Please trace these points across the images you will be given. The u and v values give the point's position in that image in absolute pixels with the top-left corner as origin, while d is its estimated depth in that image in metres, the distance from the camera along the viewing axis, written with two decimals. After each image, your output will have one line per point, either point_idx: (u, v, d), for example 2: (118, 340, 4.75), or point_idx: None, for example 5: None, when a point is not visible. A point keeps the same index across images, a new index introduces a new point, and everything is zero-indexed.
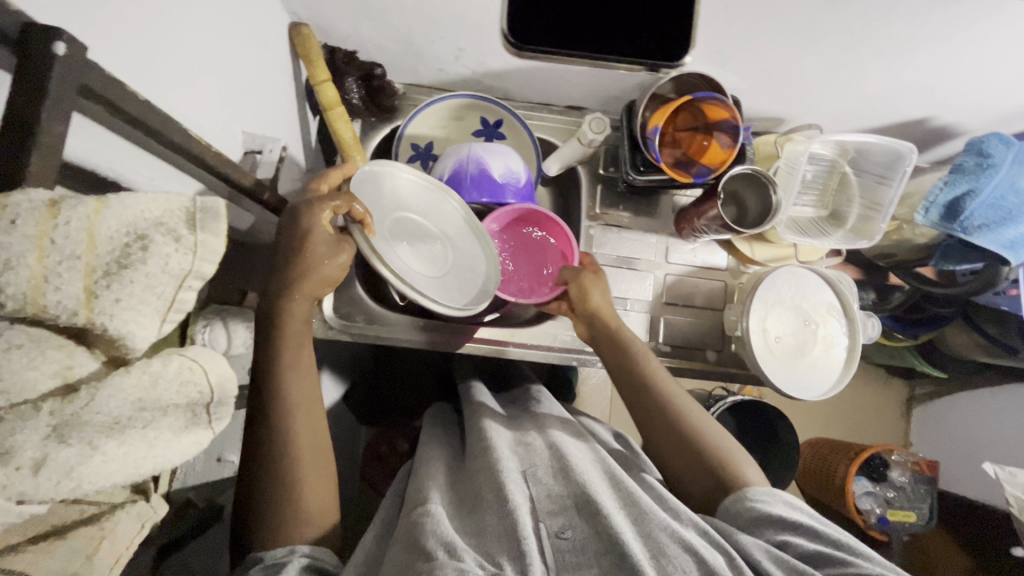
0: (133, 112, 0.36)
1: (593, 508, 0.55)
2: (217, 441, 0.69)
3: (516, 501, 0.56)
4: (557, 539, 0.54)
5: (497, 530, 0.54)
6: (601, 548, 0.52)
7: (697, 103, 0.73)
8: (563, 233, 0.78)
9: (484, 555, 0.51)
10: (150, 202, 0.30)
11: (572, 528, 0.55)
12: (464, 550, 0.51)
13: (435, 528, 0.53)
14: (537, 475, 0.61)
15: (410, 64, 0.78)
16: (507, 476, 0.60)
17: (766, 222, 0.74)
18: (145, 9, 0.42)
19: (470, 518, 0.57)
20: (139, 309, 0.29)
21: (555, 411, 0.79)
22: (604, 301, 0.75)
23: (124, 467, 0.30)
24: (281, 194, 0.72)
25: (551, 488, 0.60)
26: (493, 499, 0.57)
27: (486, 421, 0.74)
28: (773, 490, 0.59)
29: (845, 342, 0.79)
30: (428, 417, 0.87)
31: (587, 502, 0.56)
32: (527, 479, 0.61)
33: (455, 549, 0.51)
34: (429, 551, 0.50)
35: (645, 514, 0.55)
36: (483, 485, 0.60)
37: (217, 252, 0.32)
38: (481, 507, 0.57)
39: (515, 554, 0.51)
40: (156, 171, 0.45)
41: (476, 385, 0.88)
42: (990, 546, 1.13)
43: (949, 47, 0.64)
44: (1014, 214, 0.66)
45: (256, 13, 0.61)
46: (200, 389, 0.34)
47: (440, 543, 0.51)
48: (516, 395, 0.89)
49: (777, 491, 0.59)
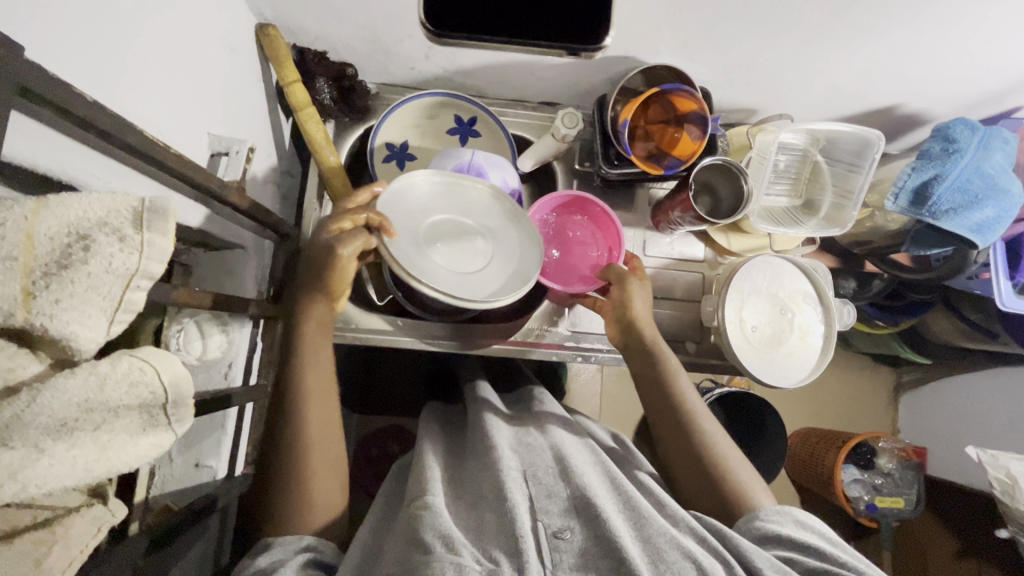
0: (80, 114, 0.36)
1: (591, 511, 0.56)
2: (197, 447, 0.69)
3: (515, 499, 0.56)
4: (557, 539, 0.54)
5: (496, 529, 0.54)
6: (599, 552, 0.53)
7: (666, 95, 0.73)
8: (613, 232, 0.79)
9: (482, 551, 0.52)
10: (93, 202, 0.30)
11: (571, 530, 0.56)
12: (462, 544, 0.52)
13: (434, 521, 0.54)
14: (537, 475, 0.61)
15: (381, 63, 0.77)
16: (506, 473, 0.60)
17: (737, 214, 0.75)
18: (93, 10, 0.41)
19: (473, 511, 0.58)
20: (83, 309, 0.29)
21: (553, 409, 0.80)
22: (643, 307, 0.74)
23: (75, 470, 0.30)
24: (253, 196, 0.72)
25: (550, 488, 0.60)
26: (493, 497, 0.58)
27: (485, 415, 0.74)
28: (783, 509, 0.60)
29: (821, 329, 0.80)
30: (428, 412, 0.87)
31: (587, 506, 0.56)
32: (525, 477, 0.61)
33: (452, 542, 0.51)
34: (428, 544, 0.51)
35: (644, 519, 0.56)
36: (483, 483, 0.60)
37: (166, 252, 0.32)
38: (481, 505, 0.58)
39: (512, 551, 0.51)
40: (114, 175, 0.45)
41: (482, 385, 0.86)
42: (975, 529, 1.14)
43: (912, 33, 0.65)
44: (981, 197, 0.67)
45: (220, 16, 0.60)
46: (152, 389, 0.34)
47: (437, 535, 0.52)
48: (521, 397, 0.89)
49: (788, 509, 0.60)
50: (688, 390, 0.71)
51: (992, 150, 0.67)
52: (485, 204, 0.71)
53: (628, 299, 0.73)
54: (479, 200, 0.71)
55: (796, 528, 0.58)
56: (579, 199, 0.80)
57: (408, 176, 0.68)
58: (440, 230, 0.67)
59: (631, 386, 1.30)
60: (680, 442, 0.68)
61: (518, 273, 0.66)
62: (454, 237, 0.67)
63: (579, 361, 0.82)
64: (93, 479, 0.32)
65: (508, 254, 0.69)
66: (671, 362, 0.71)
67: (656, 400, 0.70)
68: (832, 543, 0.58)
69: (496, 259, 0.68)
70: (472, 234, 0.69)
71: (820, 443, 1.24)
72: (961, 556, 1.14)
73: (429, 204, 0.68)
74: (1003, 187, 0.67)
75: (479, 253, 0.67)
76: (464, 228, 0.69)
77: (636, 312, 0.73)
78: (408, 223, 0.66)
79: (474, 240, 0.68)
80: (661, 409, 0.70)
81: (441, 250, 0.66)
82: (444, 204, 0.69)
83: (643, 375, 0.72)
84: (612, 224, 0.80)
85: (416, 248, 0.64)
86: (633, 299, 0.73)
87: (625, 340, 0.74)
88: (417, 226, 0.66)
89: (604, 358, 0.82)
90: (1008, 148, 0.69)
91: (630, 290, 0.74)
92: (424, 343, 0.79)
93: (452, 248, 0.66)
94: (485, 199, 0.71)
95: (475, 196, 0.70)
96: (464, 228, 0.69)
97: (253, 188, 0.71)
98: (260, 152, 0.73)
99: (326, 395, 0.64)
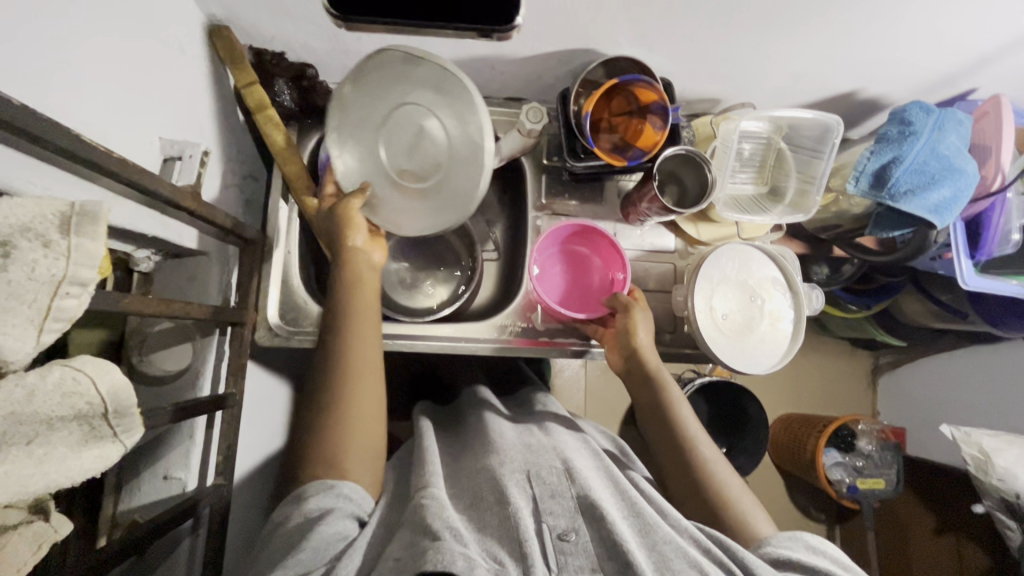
0: (7, 117, 0.34)
1: (598, 514, 0.55)
2: (163, 460, 0.67)
3: (517, 503, 0.56)
4: (562, 541, 0.54)
5: (498, 530, 0.54)
6: (605, 555, 0.53)
7: (627, 87, 0.73)
8: (619, 263, 0.80)
9: (487, 549, 0.52)
10: (18, 207, 0.30)
11: (578, 531, 0.55)
12: (468, 538, 0.51)
13: (438, 511, 0.54)
14: (541, 475, 0.60)
15: (341, 62, 0.76)
16: (506, 476, 0.60)
17: (703, 203, 0.75)
18: (22, 12, 0.40)
19: (474, 511, 0.57)
20: (7, 318, 0.30)
21: (556, 408, 0.81)
22: (645, 334, 0.74)
23: (7, 486, 0.30)
24: (210, 201, 0.70)
25: (555, 488, 0.59)
26: (494, 500, 0.57)
27: (488, 417, 0.75)
28: (794, 535, 0.59)
29: (791, 315, 0.80)
30: (418, 411, 0.88)
31: (592, 507, 0.56)
32: (529, 478, 0.60)
33: (459, 534, 0.51)
34: (436, 531, 0.50)
35: (649, 525, 0.56)
36: (482, 484, 0.60)
37: (95, 256, 0.32)
38: (481, 506, 0.57)
39: (516, 553, 0.51)
40: (51, 180, 0.43)
41: (479, 387, 0.88)
42: (951, 504, 1.15)
43: (863, 18, 0.65)
44: (937, 177, 0.68)
45: (167, 18, 0.59)
46: (87, 400, 0.33)
47: (446, 525, 0.51)
48: (526, 398, 0.89)
49: (799, 536, 0.59)
50: (689, 417, 0.71)
51: (946, 131, 0.68)
52: (400, 78, 0.62)
53: (631, 332, 0.73)
54: (394, 81, 0.63)
55: (809, 555, 0.57)
56: (587, 230, 0.81)
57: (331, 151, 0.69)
58: (390, 140, 0.66)
59: (615, 379, 1.30)
60: (678, 468, 0.68)
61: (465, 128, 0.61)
62: (408, 146, 0.65)
63: (558, 355, 0.80)
64: (29, 496, 0.31)
65: (458, 106, 0.61)
66: (672, 393, 0.71)
67: (658, 423, 0.71)
68: (846, 570, 0.57)
69: (449, 124, 0.62)
70: (414, 119, 0.64)
71: (802, 428, 1.24)
72: (940, 532, 1.16)
73: (368, 134, 0.67)
74: (958, 168, 0.68)
75: (432, 131, 0.63)
76: (390, 123, 0.65)
77: (639, 342, 0.73)
78: (370, 161, 0.68)
79: (407, 131, 0.64)
80: (661, 436, 0.71)
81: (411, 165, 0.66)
82: (375, 112, 0.65)
83: (645, 403, 0.73)
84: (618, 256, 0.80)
85: (394, 178, 0.68)
86: (636, 330, 0.73)
87: (625, 368, 0.75)
88: (378, 162, 0.68)
89: (580, 352, 0.81)
90: (962, 129, 0.70)
91: (632, 320, 0.74)
92: (397, 345, 0.76)
93: (415, 154, 0.65)
94: (396, 73, 0.62)
95: (387, 79, 0.63)
96: (405, 123, 0.64)
97: (209, 193, 0.69)
98: (216, 155, 0.71)
99: (369, 406, 0.63)
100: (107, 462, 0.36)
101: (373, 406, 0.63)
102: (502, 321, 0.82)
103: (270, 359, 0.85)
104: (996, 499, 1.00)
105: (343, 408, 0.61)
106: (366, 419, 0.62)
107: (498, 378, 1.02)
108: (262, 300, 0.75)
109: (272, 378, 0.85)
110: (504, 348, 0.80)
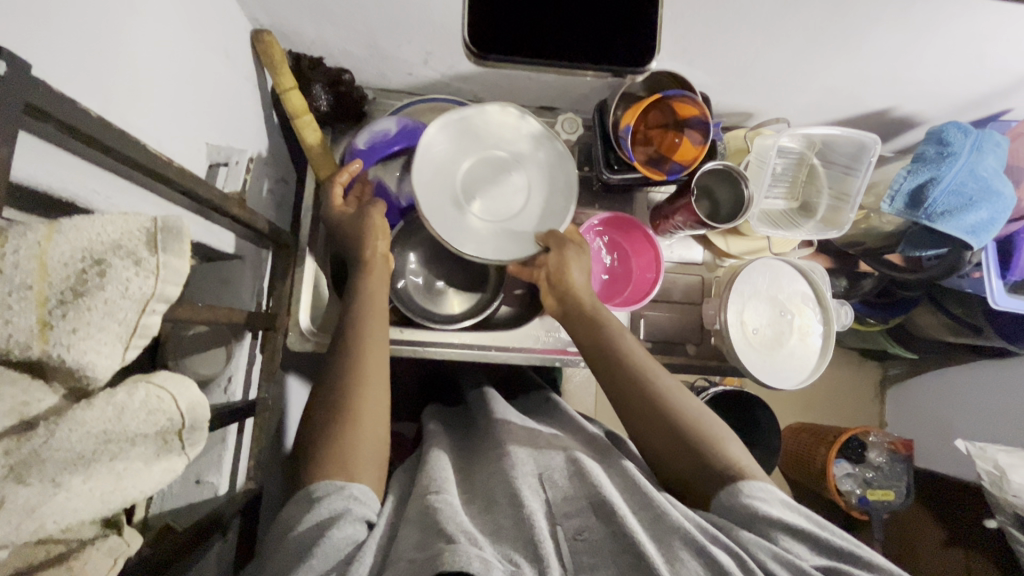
0: (84, 130, 0.35)
1: (609, 509, 0.54)
2: (194, 464, 0.67)
3: (530, 506, 0.56)
4: (575, 540, 0.54)
5: (512, 533, 0.54)
6: (616, 550, 0.51)
7: (667, 102, 0.73)
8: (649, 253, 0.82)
9: (504, 554, 0.51)
10: (105, 224, 0.31)
11: (589, 529, 0.54)
12: (483, 541, 0.51)
13: (452, 515, 0.53)
14: (552, 479, 0.61)
15: (377, 67, 0.76)
16: (520, 479, 0.60)
17: (738, 217, 0.76)
18: (92, 20, 0.40)
19: (489, 515, 0.57)
20: (100, 336, 0.31)
21: (572, 413, 0.79)
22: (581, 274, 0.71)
23: (90, 503, 0.30)
24: (250, 205, 0.71)
25: (566, 491, 0.59)
26: (507, 503, 0.57)
27: (497, 419, 0.74)
28: (768, 487, 0.55)
29: (820, 330, 0.81)
30: (427, 416, 0.89)
31: (604, 504, 0.54)
32: (542, 480, 0.61)
33: (474, 536, 0.50)
34: (451, 534, 0.49)
35: (660, 512, 0.53)
36: (496, 488, 0.60)
37: (179, 271, 0.33)
38: (494, 509, 0.57)
39: (533, 555, 0.51)
40: (112, 189, 0.44)
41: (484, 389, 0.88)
42: (964, 518, 1.15)
43: (908, 38, 0.66)
44: (975, 199, 0.69)
45: (216, 21, 0.59)
46: (168, 416, 0.34)
47: (458, 528, 0.51)
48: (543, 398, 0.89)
49: (773, 488, 0.56)
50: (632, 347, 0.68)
51: (984, 152, 0.69)
52: (502, 129, 0.72)
53: (567, 268, 0.70)
54: (507, 131, 0.73)
55: (783, 509, 0.54)
56: (624, 218, 0.82)
57: (426, 138, 0.68)
58: (476, 173, 0.71)
59: None
60: (655, 421, 0.62)
61: (557, 200, 0.72)
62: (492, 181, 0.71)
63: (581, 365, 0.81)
64: (107, 510, 0.32)
65: (554, 174, 0.72)
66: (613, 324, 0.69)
67: (600, 360, 0.67)
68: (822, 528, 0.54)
69: (539, 185, 0.72)
70: (505, 164, 0.72)
71: (812, 439, 1.25)
72: (949, 547, 1.16)
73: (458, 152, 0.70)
74: (997, 190, 0.69)
75: (522, 179, 0.72)
76: (496, 164, 0.72)
77: (572, 280, 0.71)
78: (441, 177, 0.69)
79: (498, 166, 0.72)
80: (610, 378, 0.66)
81: (487, 195, 0.71)
82: (472, 142, 0.72)
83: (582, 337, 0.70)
84: (651, 247, 0.81)
85: (462, 199, 0.70)
86: (571, 268, 0.70)
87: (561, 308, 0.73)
88: (450, 179, 0.70)
89: None
90: (1000, 151, 0.70)
91: (567, 256, 0.71)
92: (431, 351, 0.79)
93: (495, 190, 0.71)
94: (508, 128, 0.72)
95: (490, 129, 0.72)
96: (497, 165, 0.72)
97: (250, 199, 0.70)
98: (255, 160, 0.71)
99: (381, 412, 0.62)
100: (171, 475, 0.36)
101: (384, 387, 0.63)
102: (534, 331, 0.82)
103: (295, 362, 0.85)
104: (1010, 514, 1.00)
105: (366, 399, 0.61)
106: (377, 426, 0.61)
107: (516, 382, 1.02)
108: (293, 304, 0.76)
109: (297, 382, 0.85)
110: (530, 355, 0.81)
